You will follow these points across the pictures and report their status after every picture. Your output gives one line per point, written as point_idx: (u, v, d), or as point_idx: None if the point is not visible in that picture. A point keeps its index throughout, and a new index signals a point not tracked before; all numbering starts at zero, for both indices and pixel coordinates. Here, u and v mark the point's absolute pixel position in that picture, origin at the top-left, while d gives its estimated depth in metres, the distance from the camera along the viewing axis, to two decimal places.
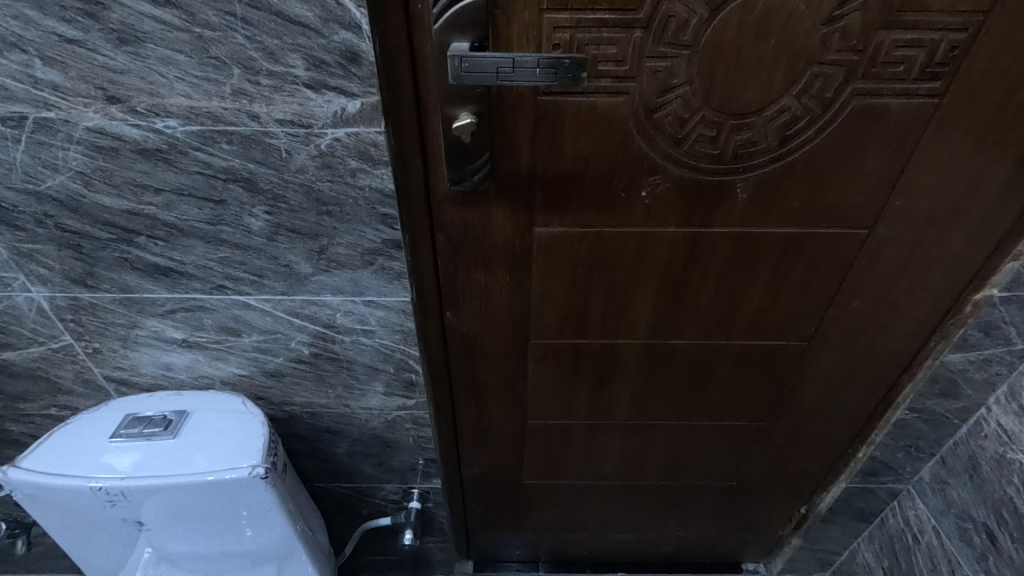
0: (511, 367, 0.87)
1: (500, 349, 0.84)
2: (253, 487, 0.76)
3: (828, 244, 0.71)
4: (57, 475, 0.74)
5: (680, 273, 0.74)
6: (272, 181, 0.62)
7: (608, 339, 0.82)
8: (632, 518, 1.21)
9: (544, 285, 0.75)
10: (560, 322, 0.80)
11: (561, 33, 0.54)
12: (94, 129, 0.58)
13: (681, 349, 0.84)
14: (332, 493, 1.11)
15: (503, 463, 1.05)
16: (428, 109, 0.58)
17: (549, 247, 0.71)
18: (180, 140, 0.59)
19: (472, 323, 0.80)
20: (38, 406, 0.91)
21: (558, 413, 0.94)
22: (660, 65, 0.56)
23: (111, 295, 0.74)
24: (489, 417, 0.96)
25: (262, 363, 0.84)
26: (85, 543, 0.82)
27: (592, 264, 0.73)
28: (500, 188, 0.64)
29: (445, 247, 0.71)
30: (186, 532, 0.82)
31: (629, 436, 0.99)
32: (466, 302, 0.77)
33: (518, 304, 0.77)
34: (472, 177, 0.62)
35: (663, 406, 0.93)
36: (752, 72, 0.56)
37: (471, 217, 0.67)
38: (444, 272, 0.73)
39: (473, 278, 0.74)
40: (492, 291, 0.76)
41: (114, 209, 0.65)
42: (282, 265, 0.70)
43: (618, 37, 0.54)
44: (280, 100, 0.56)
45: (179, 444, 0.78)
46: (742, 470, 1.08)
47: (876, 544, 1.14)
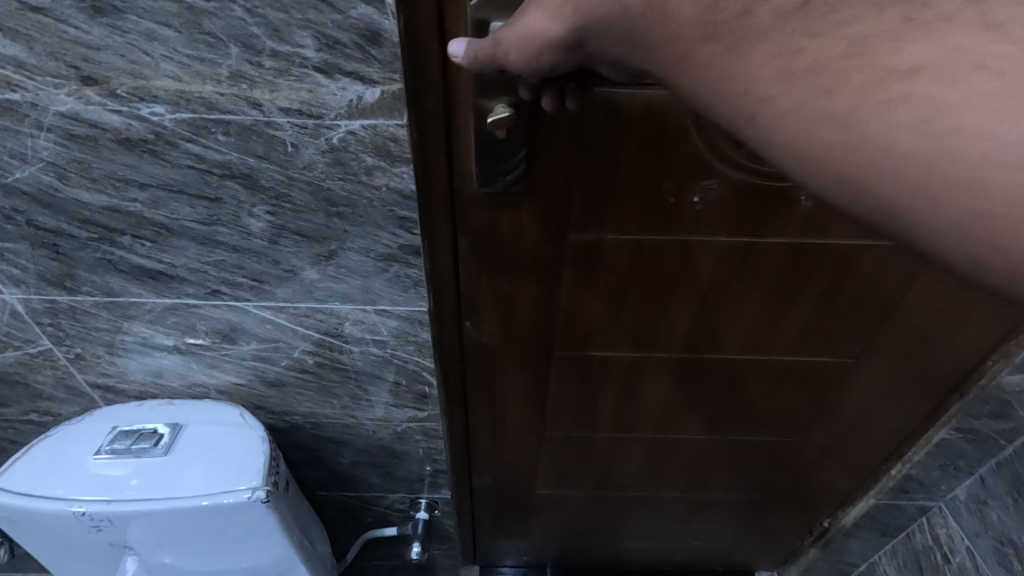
0: (531, 380, 0.80)
1: (521, 361, 0.77)
2: (252, 511, 0.70)
3: (891, 257, 0.65)
4: (35, 498, 0.67)
5: (725, 283, 0.67)
6: (275, 179, 0.54)
7: (639, 352, 0.76)
8: (647, 527, 1.17)
9: (575, 295, 0.68)
10: (587, 333, 0.73)
11: None
12: (68, 114, 0.50)
13: (717, 364, 0.77)
14: (335, 501, 1.05)
15: (516, 474, 1.00)
16: (456, 99, 0.50)
17: (585, 253, 0.63)
18: (169, 129, 0.51)
19: (492, 334, 0.73)
20: (17, 411, 0.84)
21: (579, 425, 0.88)
22: None
23: (94, 298, 0.67)
24: (504, 429, 0.90)
25: (260, 371, 0.77)
26: (68, 564, 0.76)
27: (630, 272, 0.66)
28: (534, 190, 0.57)
29: (469, 253, 0.63)
30: (180, 554, 0.76)
31: (651, 450, 0.94)
32: (487, 312, 0.70)
33: (545, 315, 0.70)
34: (503, 178, 0.55)
35: (691, 421, 0.88)
36: None
37: (498, 220, 0.60)
38: (465, 279, 0.66)
39: (496, 287, 0.67)
40: (518, 302, 0.69)
41: (94, 206, 0.57)
42: (285, 270, 0.63)
43: None
44: (285, 85, 0.48)
45: (172, 462, 0.72)
46: (767, 484, 1.03)
47: (899, 559, 1.07)
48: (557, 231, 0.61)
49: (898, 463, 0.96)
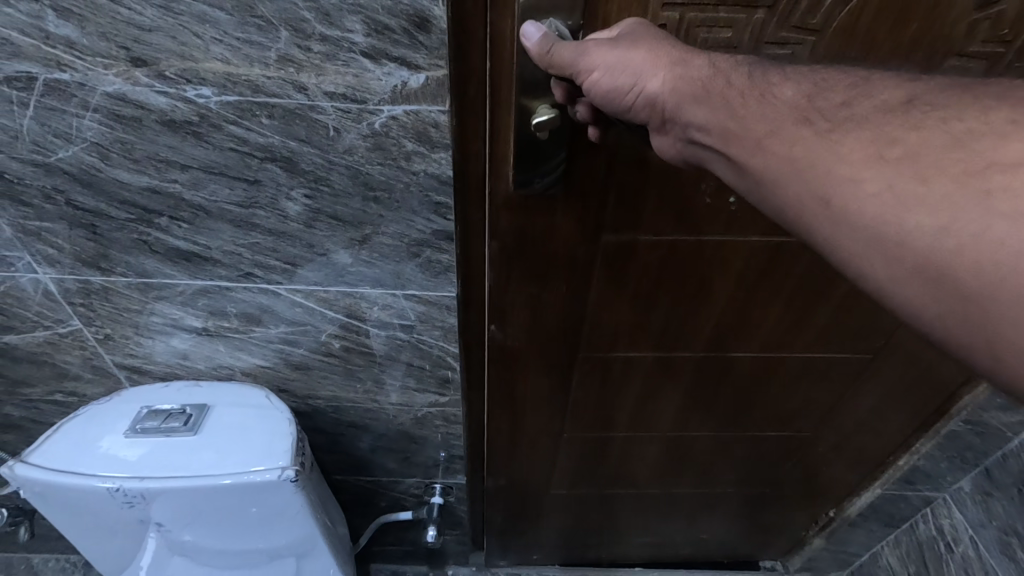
0: (554, 381, 0.81)
1: (545, 363, 0.78)
2: (281, 489, 0.71)
3: None
4: (69, 474, 0.68)
5: (753, 284, 0.68)
6: (315, 162, 0.55)
7: (663, 353, 0.77)
8: (656, 523, 1.19)
9: (603, 296, 0.69)
10: (614, 333, 0.74)
11: (670, 11, 0.47)
12: (114, 95, 0.51)
13: (739, 363, 0.79)
14: (350, 485, 1.06)
15: (531, 474, 1.01)
16: (499, 103, 0.51)
17: (617, 251, 0.65)
18: (214, 111, 0.52)
19: (517, 337, 0.74)
20: (42, 391, 0.85)
21: (598, 422, 0.90)
22: (780, 53, 0.49)
23: (127, 279, 0.68)
24: (523, 426, 0.91)
25: (286, 354, 0.78)
26: (94, 540, 0.77)
27: (660, 273, 0.67)
28: (570, 192, 0.58)
29: (502, 253, 0.63)
30: (206, 531, 0.78)
31: (667, 448, 0.95)
32: (514, 313, 0.71)
33: (573, 314, 0.71)
34: (541, 180, 0.56)
35: (708, 419, 0.89)
36: (884, 61, 0.50)
37: (531, 223, 0.61)
38: (494, 280, 0.66)
39: (524, 289, 0.68)
40: (547, 301, 0.69)
41: (133, 186, 0.58)
42: (318, 253, 0.64)
43: (736, 18, 0.47)
44: (332, 70, 0.49)
45: (200, 441, 0.73)
46: (777, 479, 1.05)
47: (902, 550, 1.12)
48: (590, 229, 0.62)
49: (906, 454, 0.99)
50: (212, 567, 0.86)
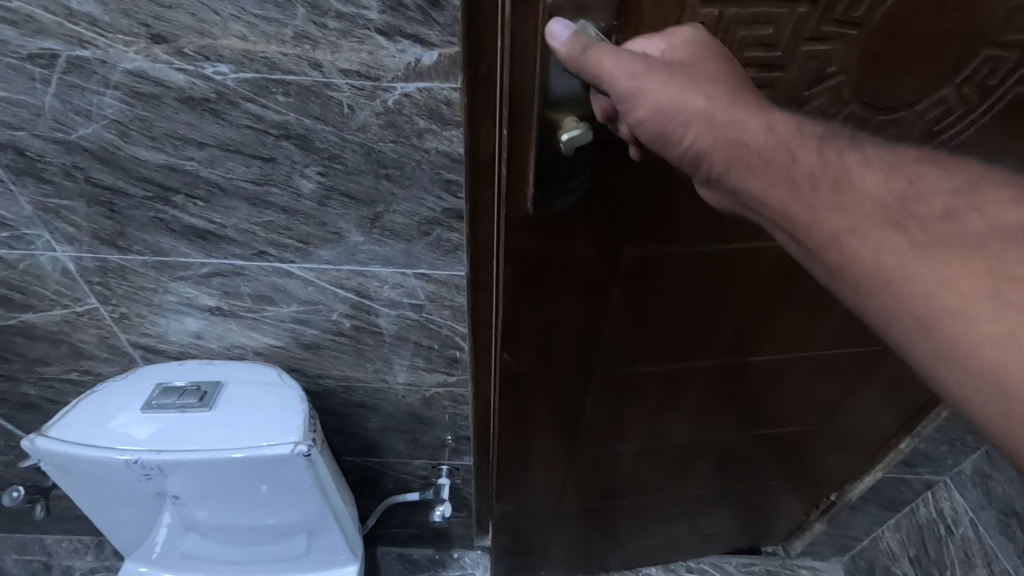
0: (572, 397, 0.81)
1: (561, 382, 0.78)
2: (294, 464, 0.73)
3: None
4: (89, 447, 0.70)
5: (766, 286, 0.69)
6: (329, 140, 0.56)
7: (682, 360, 0.78)
8: (666, 528, 1.18)
9: (624, 309, 0.70)
10: (633, 343, 0.75)
11: (708, 9, 0.45)
12: (134, 72, 0.52)
13: (755, 365, 0.80)
14: (359, 467, 1.08)
15: (543, 493, 1.00)
16: (522, 116, 0.49)
17: (639, 263, 0.64)
18: (231, 89, 0.53)
19: (534, 360, 0.74)
20: (58, 370, 0.87)
21: (613, 431, 0.89)
22: (818, 49, 0.48)
23: (144, 257, 0.69)
24: (535, 442, 0.89)
25: (298, 333, 0.79)
26: (111, 511, 0.80)
27: (681, 283, 0.68)
28: (592, 205, 0.57)
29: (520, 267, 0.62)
30: (220, 505, 0.80)
31: (681, 451, 0.96)
32: (533, 334, 0.70)
33: (591, 327, 0.71)
34: (563, 198, 0.55)
35: (723, 421, 0.90)
36: (922, 53, 0.49)
37: (550, 242, 0.60)
38: (513, 302, 0.66)
39: (545, 310, 0.67)
40: (566, 315, 0.69)
41: (151, 163, 0.59)
42: (331, 232, 0.65)
43: (777, 15, 0.46)
44: (347, 47, 0.50)
45: (215, 416, 0.74)
46: (785, 472, 1.07)
47: (903, 533, 1.14)
48: (612, 244, 0.62)
49: (908, 437, 0.99)
50: (225, 543, 0.88)
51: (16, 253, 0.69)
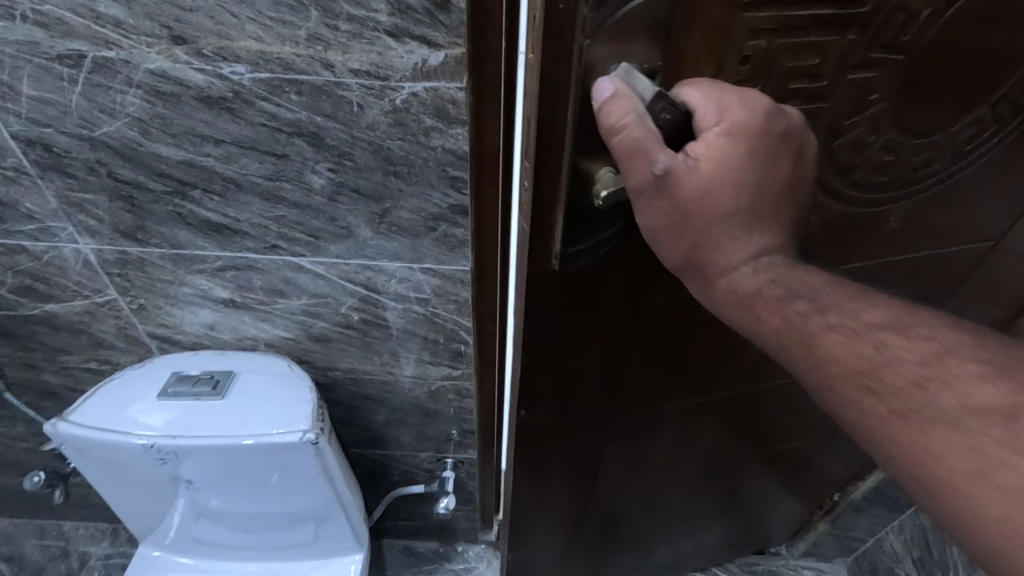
0: (590, 439, 0.79)
1: (577, 427, 0.76)
2: (303, 451, 0.76)
3: (952, 260, 0.66)
4: (108, 432, 0.73)
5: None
6: (340, 138, 0.59)
7: (701, 393, 0.78)
8: (677, 551, 1.16)
9: (646, 353, 0.68)
10: (654, 383, 0.73)
11: (755, 40, 0.41)
12: (156, 72, 0.54)
13: (770, 386, 0.82)
14: (366, 459, 1.10)
15: (557, 532, 0.96)
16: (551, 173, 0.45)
17: (665, 306, 0.62)
18: (247, 88, 0.55)
19: (550, 409, 0.72)
20: (78, 359, 0.90)
21: (629, 467, 0.87)
22: (862, 76, 0.45)
23: (161, 250, 0.72)
24: (551, 484, 0.86)
25: (308, 326, 0.82)
26: (128, 495, 0.83)
27: (702, 322, 0.66)
28: (618, 257, 0.54)
29: (541, 318, 0.58)
30: (232, 490, 0.83)
31: (697, 478, 0.95)
32: (551, 385, 0.68)
33: (613, 367, 0.68)
34: (590, 254, 0.52)
35: (736, 443, 0.91)
36: (964, 74, 0.47)
37: (573, 296, 0.56)
38: (532, 357, 0.63)
39: (564, 361, 0.65)
40: (588, 360, 0.66)
41: (170, 159, 0.62)
42: (340, 227, 0.67)
43: (826, 42, 0.42)
44: (358, 48, 0.52)
45: (227, 404, 0.77)
46: (794, 483, 1.08)
47: (907, 534, 1.14)
48: (639, 291, 0.58)
49: None
50: (235, 529, 0.90)
51: (41, 245, 0.72)
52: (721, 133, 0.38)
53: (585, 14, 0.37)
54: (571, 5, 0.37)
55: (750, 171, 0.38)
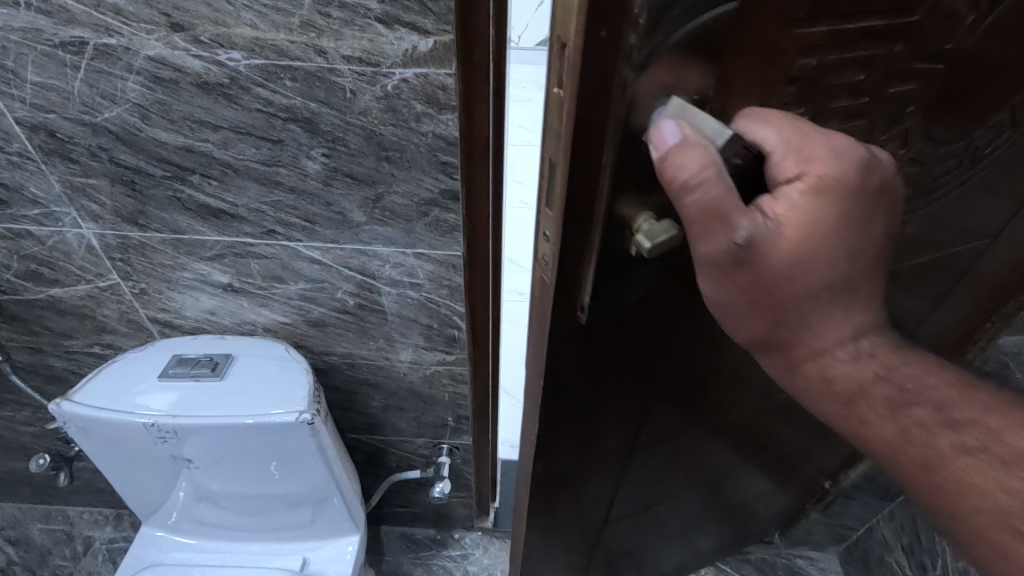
0: (604, 474, 0.75)
1: (592, 465, 0.72)
2: (298, 431, 0.78)
3: (955, 259, 0.66)
4: (110, 410, 0.76)
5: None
6: (333, 123, 0.60)
7: (712, 417, 0.75)
8: (678, 557, 1.16)
9: (661, 386, 0.64)
10: (669, 413, 0.70)
11: (806, 59, 0.36)
12: (155, 59, 0.56)
13: (777, 403, 0.80)
14: (363, 445, 1.13)
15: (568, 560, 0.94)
16: (583, 221, 0.40)
17: (683, 338, 0.58)
18: (243, 74, 0.57)
19: (566, 452, 0.67)
20: (81, 343, 0.92)
21: (638, 492, 0.84)
22: (902, 89, 0.42)
23: (162, 235, 0.74)
24: (564, 520, 0.82)
25: (305, 311, 0.84)
26: (131, 474, 0.85)
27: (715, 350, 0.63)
28: (642, 300, 0.50)
29: (564, 363, 0.53)
30: (231, 470, 0.85)
31: (701, 490, 0.94)
32: (568, 430, 0.64)
33: (635, 402, 0.64)
34: (616, 299, 0.48)
35: (741, 458, 0.89)
36: (993, 79, 0.45)
37: (593, 343, 0.52)
38: (550, 405, 0.58)
39: (581, 403, 0.60)
40: (611, 396, 0.61)
41: (170, 144, 0.64)
42: (335, 212, 0.69)
43: (872, 56, 0.39)
44: (349, 35, 0.54)
45: (225, 386, 0.79)
46: (791, 482, 1.08)
47: (897, 522, 1.15)
48: (662, 326, 0.54)
49: None
50: (235, 510, 0.93)
51: (46, 230, 0.75)
52: (807, 191, 0.35)
53: (633, 42, 0.32)
54: (615, 33, 0.31)
55: (840, 241, 0.35)
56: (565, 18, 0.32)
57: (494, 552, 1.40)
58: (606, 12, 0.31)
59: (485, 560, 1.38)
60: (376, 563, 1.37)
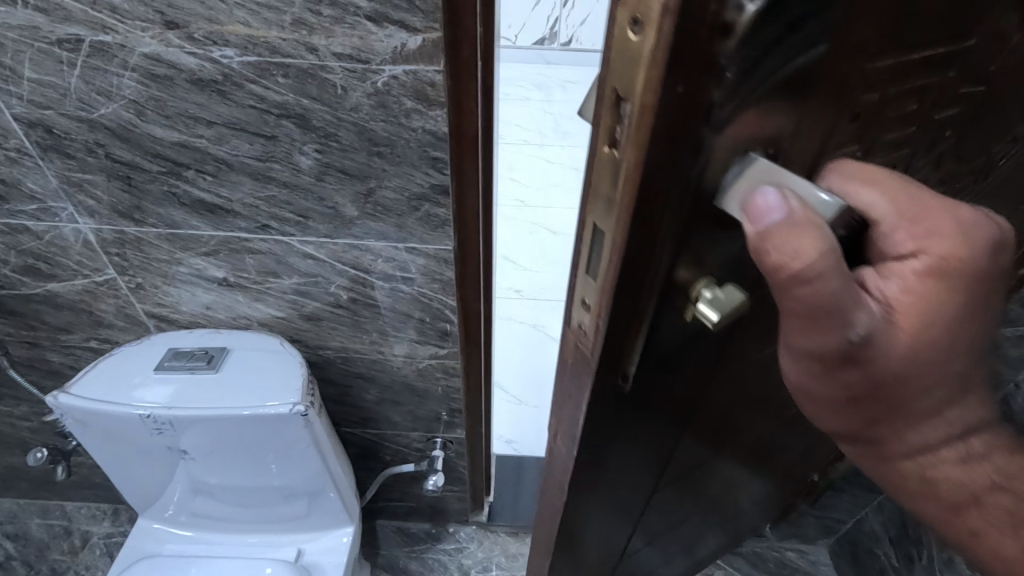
0: (624, 516, 0.71)
1: (614, 510, 0.67)
2: (292, 423, 0.79)
3: None
4: (107, 402, 0.77)
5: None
6: (325, 119, 0.62)
7: (726, 442, 0.72)
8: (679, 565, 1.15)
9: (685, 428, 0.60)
10: (691, 448, 0.66)
11: (868, 95, 0.34)
12: (150, 55, 0.57)
13: (783, 417, 0.79)
14: (358, 439, 1.14)
15: None
16: (638, 291, 0.35)
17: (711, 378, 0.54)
18: (235, 71, 0.58)
19: (592, 506, 0.62)
20: (79, 338, 0.93)
21: (652, 519, 0.81)
22: (944, 112, 0.40)
23: (158, 230, 0.75)
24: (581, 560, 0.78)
25: (300, 305, 0.85)
26: (128, 466, 0.87)
27: (735, 383, 0.60)
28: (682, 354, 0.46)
29: (606, 432, 0.48)
30: (227, 462, 0.86)
31: (708, 505, 0.92)
32: (597, 488, 0.58)
33: (667, 449, 0.61)
34: (660, 358, 0.43)
35: (747, 470, 0.88)
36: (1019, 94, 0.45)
37: (631, 404, 0.47)
38: (580, 471, 0.52)
39: (610, 462, 0.55)
40: (647, 449, 0.57)
41: (165, 140, 0.65)
42: (328, 207, 0.71)
43: (925, 84, 0.37)
44: (340, 32, 0.55)
45: (220, 378, 0.81)
46: (786, 482, 1.08)
47: (885, 514, 1.17)
48: (694, 372, 0.50)
49: None
50: (230, 503, 0.94)
51: (43, 225, 0.76)
52: (923, 274, 0.34)
53: (715, 97, 0.27)
54: (695, 87, 0.26)
55: (948, 326, 0.35)
56: (630, 73, 0.26)
57: (488, 545, 1.41)
58: (689, 67, 0.25)
59: (480, 553, 1.40)
60: (371, 557, 1.38)
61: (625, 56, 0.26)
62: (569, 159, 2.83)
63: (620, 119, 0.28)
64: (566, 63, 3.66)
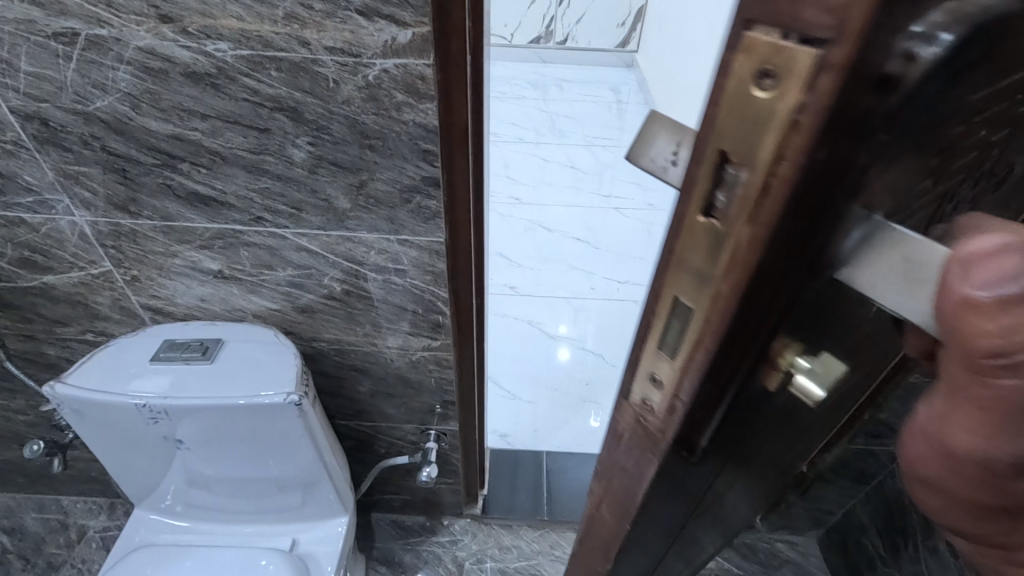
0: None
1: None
2: (286, 413, 0.80)
3: None
4: (103, 392, 0.78)
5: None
6: (318, 112, 0.63)
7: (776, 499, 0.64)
8: None
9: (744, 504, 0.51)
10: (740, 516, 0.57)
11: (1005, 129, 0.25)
12: (145, 49, 0.59)
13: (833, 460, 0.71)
14: (353, 431, 1.15)
15: None
16: (722, 392, 0.27)
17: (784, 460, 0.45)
18: (229, 64, 0.59)
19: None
20: (75, 331, 0.94)
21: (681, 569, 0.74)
22: None
23: (153, 223, 0.76)
24: None
25: (294, 297, 0.86)
26: (124, 456, 0.88)
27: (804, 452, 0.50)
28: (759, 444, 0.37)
29: (657, 523, 0.40)
30: (222, 452, 0.87)
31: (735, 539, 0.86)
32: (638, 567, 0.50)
33: (718, 523, 0.52)
34: (733, 454, 0.34)
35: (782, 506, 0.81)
36: None
37: (691, 497, 0.38)
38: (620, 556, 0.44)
39: (654, 545, 0.47)
40: (698, 530, 0.49)
41: (160, 133, 0.66)
42: (321, 199, 0.72)
43: None
44: (331, 26, 0.56)
45: (215, 369, 0.82)
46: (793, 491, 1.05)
47: (873, 505, 1.18)
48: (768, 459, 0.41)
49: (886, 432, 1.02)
50: (226, 494, 0.95)
51: (39, 217, 0.77)
52: None
53: (869, 164, 0.19)
54: (845, 158, 0.18)
55: None
56: (747, 133, 0.19)
57: (482, 538, 1.43)
58: (848, 132, 0.17)
59: (474, 546, 1.41)
60: (367, 550, 1.40)
61: (745, 116, 0.19)
62: (564, 156, 2.85)
63: (722, 186, 0.21)
64: (560, 62, 3.68)
